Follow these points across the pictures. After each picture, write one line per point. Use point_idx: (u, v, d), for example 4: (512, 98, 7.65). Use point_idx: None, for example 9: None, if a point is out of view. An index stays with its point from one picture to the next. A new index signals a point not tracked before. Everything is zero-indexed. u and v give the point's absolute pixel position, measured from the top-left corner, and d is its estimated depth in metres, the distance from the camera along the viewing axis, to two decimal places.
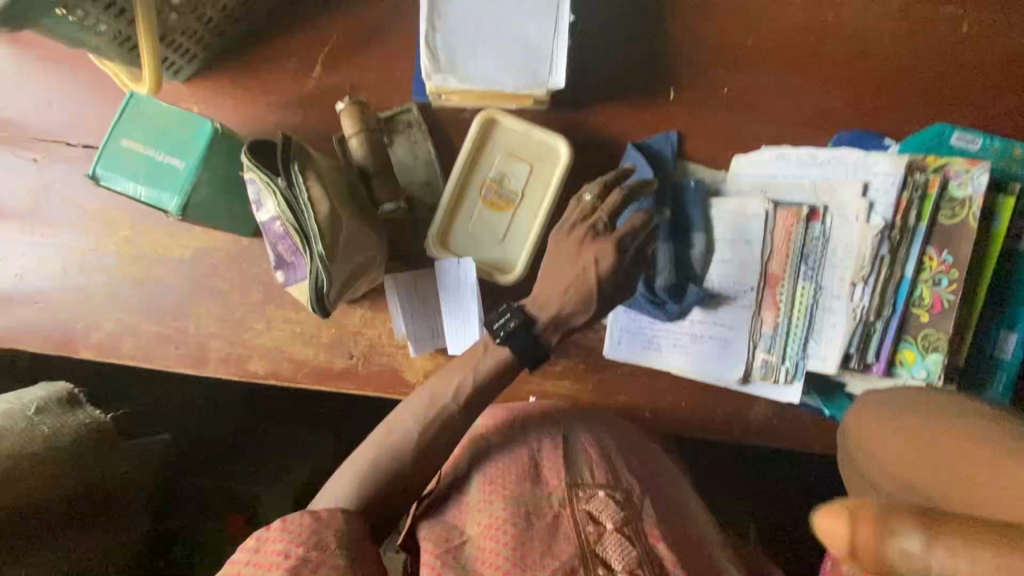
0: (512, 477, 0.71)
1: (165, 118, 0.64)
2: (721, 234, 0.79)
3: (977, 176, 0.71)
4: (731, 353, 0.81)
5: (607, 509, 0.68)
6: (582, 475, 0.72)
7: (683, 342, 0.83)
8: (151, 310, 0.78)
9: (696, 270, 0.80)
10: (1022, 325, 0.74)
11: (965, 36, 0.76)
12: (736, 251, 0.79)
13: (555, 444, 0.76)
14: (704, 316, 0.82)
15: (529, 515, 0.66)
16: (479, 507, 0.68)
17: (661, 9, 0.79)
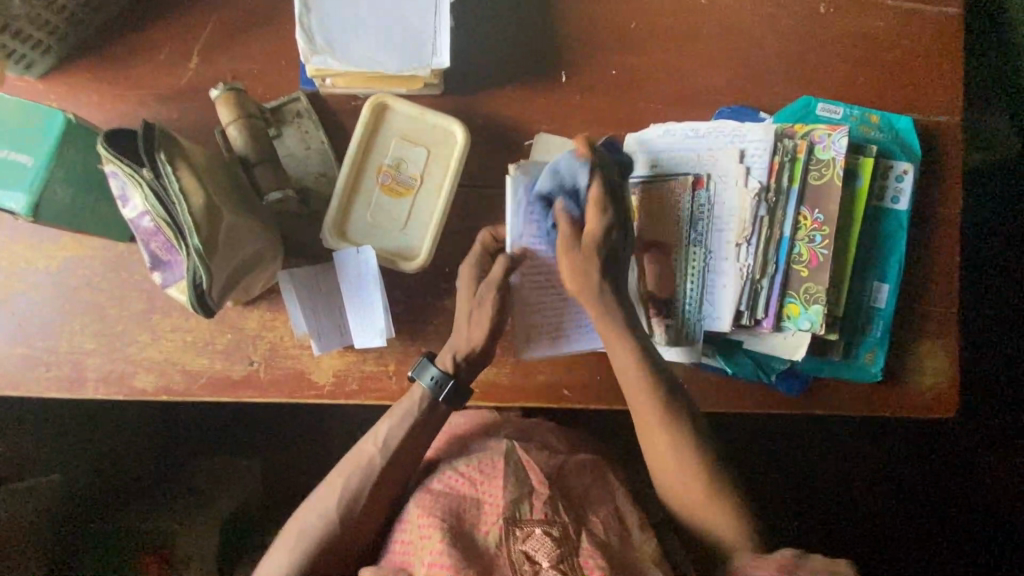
0: (449, 511, 0.77)
1: (5, 113, 0.64)
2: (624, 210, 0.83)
3: (838, 140, 0.80)
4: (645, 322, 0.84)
5: (543, 548, 0.72)
6: (520, 510, 0.76)
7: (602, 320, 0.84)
8: (18, 330, 0.79)
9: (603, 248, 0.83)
10: (890, 277, 0.90)
11: (788, 36, 0.93)
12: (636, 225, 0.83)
13: (496, 473, 0.80)
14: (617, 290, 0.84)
15: (467, 552, 0.72)
16: (420, 543, 0.75)
17: (534, 8, 0.88)
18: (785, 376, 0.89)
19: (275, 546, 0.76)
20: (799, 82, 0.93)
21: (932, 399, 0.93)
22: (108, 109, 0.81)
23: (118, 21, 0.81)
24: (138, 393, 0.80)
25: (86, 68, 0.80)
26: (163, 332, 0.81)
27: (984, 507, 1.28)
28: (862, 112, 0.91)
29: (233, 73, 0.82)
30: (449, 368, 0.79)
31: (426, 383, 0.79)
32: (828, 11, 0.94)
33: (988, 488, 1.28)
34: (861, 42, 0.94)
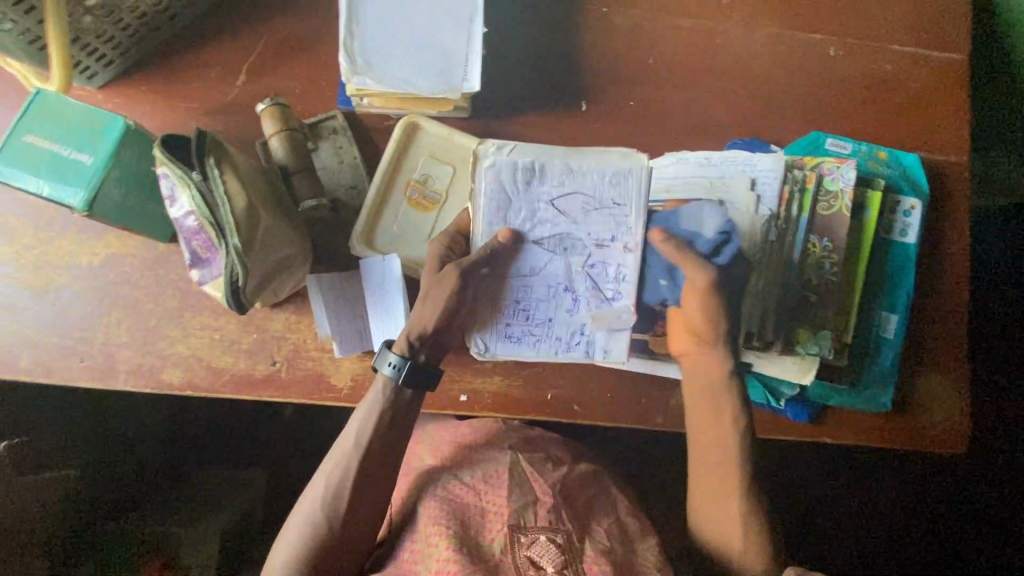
0: (455, 520, 0.78)
1: (72, 118, 0.69)
2: (577, 219, 0.77)
3: (846, 172, 0.84)
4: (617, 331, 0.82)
5: (547, 555, 0.74)
6: (524, 517, 0.77)
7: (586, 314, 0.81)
8: (56, 320, 0.83)
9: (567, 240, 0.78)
10: (899, 308, 0.92)
11: (800, 75, 0.98)
12: (585, 227, 0.77)
13: (499, 482, 0.82)
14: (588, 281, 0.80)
15: (471, 555, 0.74)
16: (428, 549, 0.77)
17: (560, 41, 0.94)
18: (793, 402, 0.90)
19: (285, 544, 0.77)
20: (808, 118, 0.97)
21: (942, 432, 0.93)
22: (159, 119, 0.87)
23: (175, 40, 0.87)
24: (165, 386, 0.84)
25: (142, 82, 0.87)
26: (193, 329, 0.84)
27: (983, 536, 1.31)
28: (870, 149, 0.95)
29: (277, 91, 0.88)
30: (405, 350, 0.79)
31: (387, 370, 0.79)
32: (837, 53, 0.99)
33: (983, 517, 1.31)
34: (870, 82, 0.99)
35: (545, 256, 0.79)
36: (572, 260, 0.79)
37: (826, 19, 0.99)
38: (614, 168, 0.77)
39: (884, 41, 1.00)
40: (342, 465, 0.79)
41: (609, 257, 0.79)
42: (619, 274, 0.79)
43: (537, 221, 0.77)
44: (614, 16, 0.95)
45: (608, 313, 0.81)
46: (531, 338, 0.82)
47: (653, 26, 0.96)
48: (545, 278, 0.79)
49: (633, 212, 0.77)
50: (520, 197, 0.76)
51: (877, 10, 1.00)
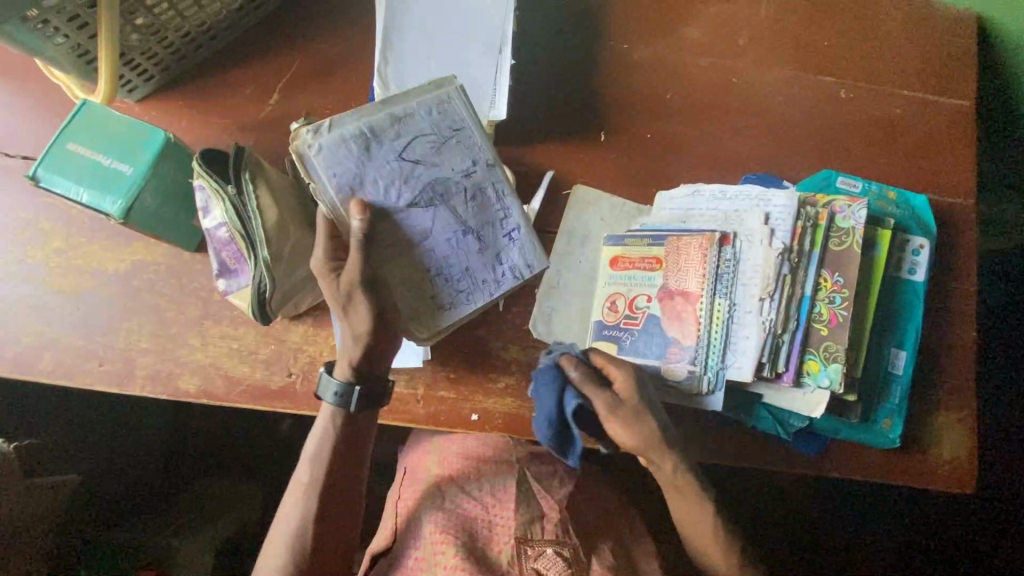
0: (462, 531, 0.79)
1: (114, 129, 0.72)
2: (422, 155, 0.71)
3: (857, 211, 0.86)
4: (522, 257, 0.75)
5: (553, 567, 0.74)
6: (531, 531, 0.78)
7: (485, 273, 0.75)
8: (78, 322, 0.85)
9: (432, 199, 0.72)
10: (908, 345, 0.93)
11: (811, 115, 1.01)
12: (435, 159, 0.71)
13: (507, 498, 0.83)
14: (457, 220, 0.73)
15: (480, 565, 0.75)
16: (433, 558, 0.77)
17: (582, 73, 0.98)
18: (801, 434, 0.90)
19: (272, 547, 0.77)
20: (820, 157, 1.00)
21: (950, 471, 0.93)
22: (194, 132, 0.90)
23: (213, 58, 0.91)
24: (181, 393, 0.84)
25: (179, 97, 0.90)
26: (212, 338, 0.86)
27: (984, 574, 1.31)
28: (880, 188, 0.98)
29: (308, 111, 0.91)
30: (348, 378, 0.76)
31: (331, 400, 0.77)
32: (847, 95, 1.03)
33: (985, 555, 1.31)
34: (880, 125, 1.02)
35: (424, 212, 0.72)
36: (452, 201, 0.73)
37: (838, 63, 1.03)
38: (433, 98, 0.71)
39: (894, 86, 1.03)
40: (323, 468, 0.78)
41: (481, 180, 0.73)
42: (501, 190, 0.74)
43: (400, 184, 0.70)
44: (635, 52, 0.99)
45: (517, 245, 0.76)
46: (459, 298, 0.75)
47: (671, 64, 1.00)
48: (433, 239, 0.73)
49: (475, 130, 0.72)
50: (369, 165, 0.69)
51: (888, 56, 1.04)
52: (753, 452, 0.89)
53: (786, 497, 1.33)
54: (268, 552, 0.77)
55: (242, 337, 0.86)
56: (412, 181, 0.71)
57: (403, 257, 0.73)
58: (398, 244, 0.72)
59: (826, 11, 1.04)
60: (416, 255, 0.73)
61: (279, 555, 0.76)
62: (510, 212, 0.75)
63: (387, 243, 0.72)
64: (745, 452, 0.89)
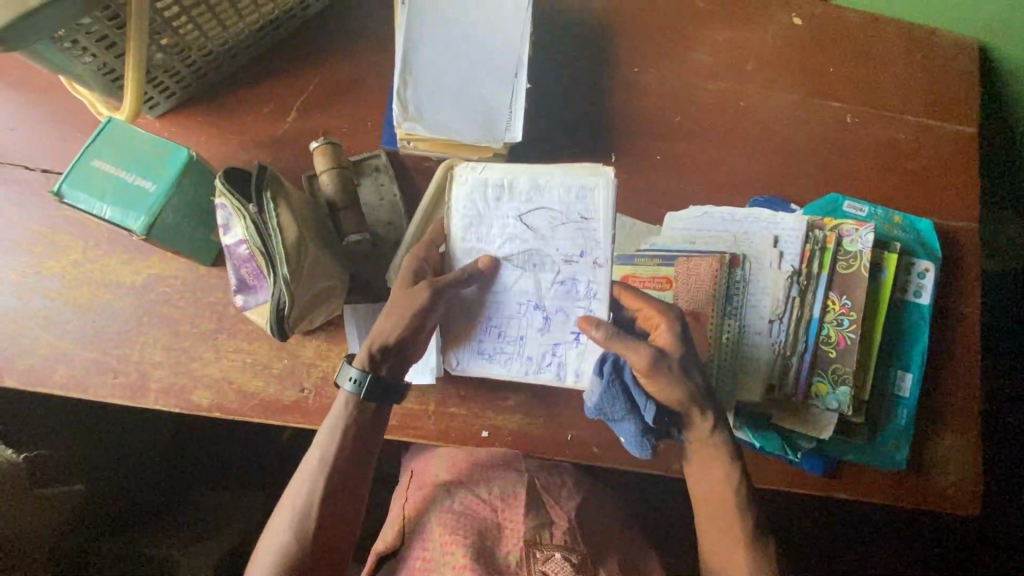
0: (471, 532, 0.79)
1: (138, 147, 0.73)
2: (541, 226, 0.75)
3: (864, 235, 0.88)
4: (581, 355, 0.79)
5: (561, 570, 0.73)
6: (540, 535, 0.79)
7: (549, 352, 0.80)
8: (92, 335, 0.85)
9: (529, 265, 0.77)
10: (914, 366, 0.94)
11: (817, 139, 1.03)
12: (545, 233, 0.75)
13: (517, 503, 0.84)
14: (544, 299, 0.78)
15: (487, 565, 0.75)
16: (442, 559, 0.77)
17: (594, 95, 1.00)
18: (809, 455, 0.91)
19: (268, 545, 0.73)
20: (826, 180, 1.02)
21: (957, 492, 0.94)
22: (213, 148, 0.91)
23: (233, 76, 0.93)
24: (193, 407, 0.85)
25: (198, 113, 0.92)
26: (226, 352, 0.86)
27: None
28: (886, 212, 0.99)
29: (325, 129, 0.93)
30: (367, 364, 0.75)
31: (349, 386, 0.75)
32: (853, 120, 1.04)
33: None
34: (885, 150, 1.04)
35: (513, 272, 0.77)
36: (542, 277, 0.77)
37: (844, 88, 1.06)
38: (580, 182, 0.73)
39: (898, 112, 1.06)
40: (333, 463, 0.75)
41: (580, 273, 0.76)
42: (592, 291, 0.76)
43: (505, 239, 0.76)
44: (645, 76, 1.02)
45: (580, 343, 0.79)
46: (501, 355, 0.81)
47: (681, 88, 1.02)
48: (515, 295, 0.78)
49: (600, 228, 0.74)
50: (488, 213, 0.75)
51: (892, 82, 1.06)
52: (761, 471, 0.89)
53: (791, 516, 1.33)
54: (264, 548, 0.74)
55: (255, 352, 0.86)
56: (517, 241, 0.76)
57: (463, 300, 0.79)
58: (475, 287, 0.78)
59: (832, 38, 1.07)
60: (483, 302, 0.79)
61: (277, 553, 0.73)
62: (589, 313, 0.77)
63: (465, 298, 0.79)
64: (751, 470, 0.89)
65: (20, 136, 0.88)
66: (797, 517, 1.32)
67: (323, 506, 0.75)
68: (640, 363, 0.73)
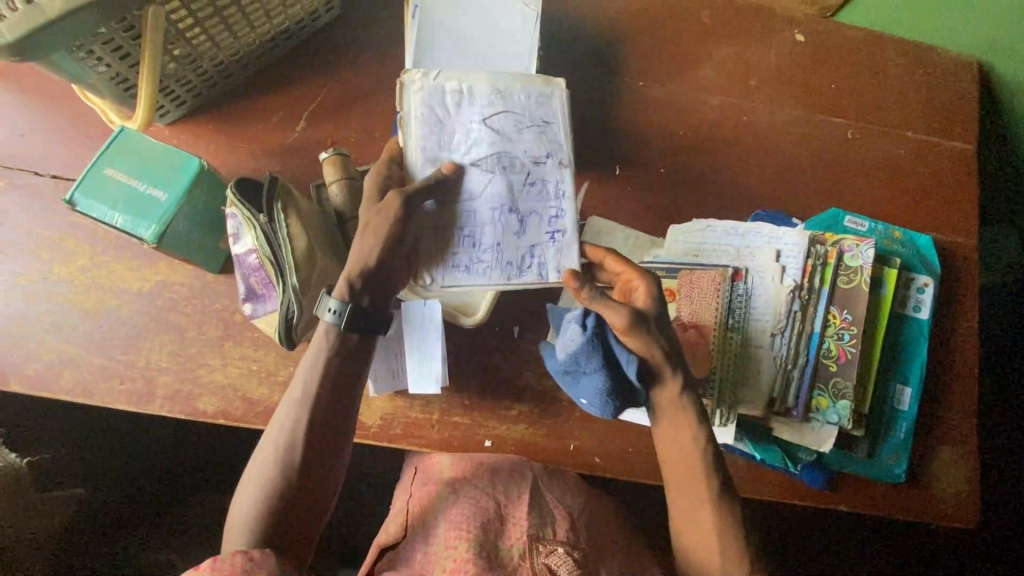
0: (475, 523, 0.78)
1: (150, 155, 0.74)
2: (507, 129, 0.80)
3: (865, 250, 0.89)
4: (558, 255, 0.80)
5: (564, 564, 0.73)
6: (544, 531, 0.78)
7: (529, 255, 0.80)
8: (98, 340, 0.86)
9: (498, 169, 0.79)
10: (913, 381, 0.95)
11: (818, 153, 1.05)
12: (511, 135, 0.80)
13: (522, 499, 0.82)
14: (515, 201, 0.80)
15: (489, 560, 0.73)
16: (443, 552, 0.76)
17: (599, 108, 1.01)
18: (809, 467, 0.92)
19: (245, 491, 0.70)
20: (827, 196, 1.04)
21: (954, 505, 0.95)
22: (222, 157, 0.92)
23: (242, 85, 0.93)
24: (199, 413, 0.85)
25: (208, 121, 0.92)
26: (232, 359, 0.87)
27: None
28: (886, 227, 1.01)
29: (334, 139, 0.94)
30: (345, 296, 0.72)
31: (330, 318, 0.72)
32: (854, 136, 1.06)
33: None
34: (885, 166, 1.05)
35: (483, 179, 0.79)
36: (512, 179, 0.80)
37: (846, 104, 1.07)
38: (539, 89, 0.82)
39: (898, 128, 1.07)
40: (314, 406, 0.72)
41: (548, 174, 0.81)
42: (561, 191, 0.81)
43: (471, 145, 0.79)
44: (649, 90, 1.03)
45: (556, 243, 0.80)
46: (478, 266, 0.79)
47: (684, 102, 1.04)
48: (486, 201, 0.79)
49: (560, 128, 0.82)
50: (451, 120, 0.79)
51: (892, 99, 1.08)
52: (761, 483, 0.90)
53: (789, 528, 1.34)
54: (241, 494, 0.70)
55: (261, 359, 0.87)
56: (486, 145, 0.79)
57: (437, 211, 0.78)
58: (445, 198, 0.78)
59: (834, 55, 1.08)
60: (456, 211, 0.79)
61: (255, 500, 0.68)
62: (560, 210, 0.80)
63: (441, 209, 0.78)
64: (749, 483, 0.90)
65: (29, 141, 0.89)
66: (794, 527, 1.34)
67: (305, 454, 0.70)
68: (622, 323, 0.71)
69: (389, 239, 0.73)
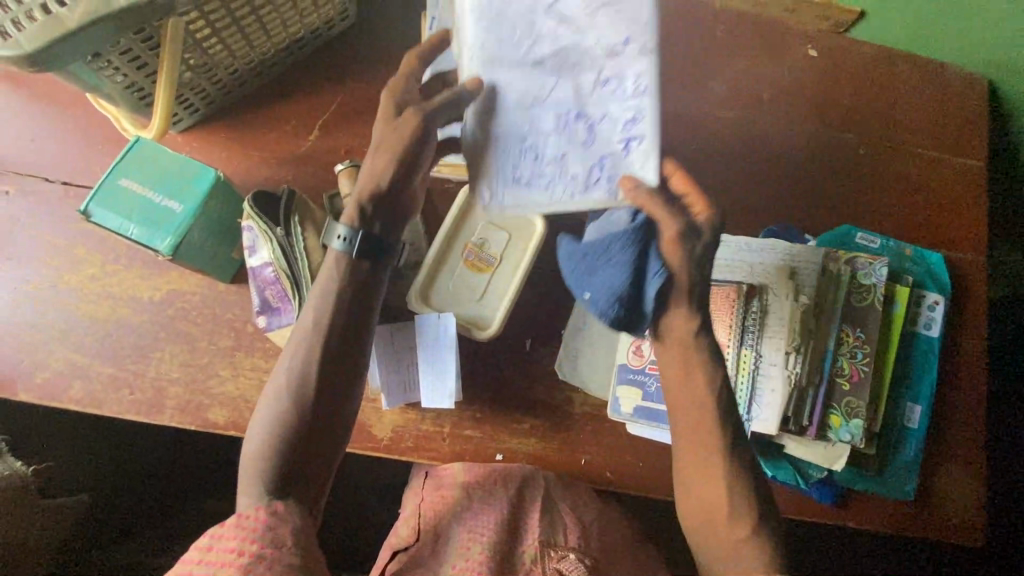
0: (497, 527, 0.82)
1: (166, 166, 0.74)
2: (575, 18, 0.67)
3: (878, 268, 0.89)
4: (635, 166, 0.69)
5: (575, 569, 0.75)
6: (556, 537, 0.81)
7: (597, 169, 0.70)
8: (108, 349, 0.85)
9: (565, 66, 0.68)
10: (922, 399, 0.96)
11: (830, 168, 1.05)
12: (580, 27, 0.67)
13: (535, 504, 0.85)
14: (586, 103, 0.68)
15: (501, 564, 0.77)
16: (457, 552, 0.80)
17: None
18: (820, 484, 0.92)
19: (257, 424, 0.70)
20: (839, 212, 1.04)
21: (962, 524, 0.95)
22: (235, 165, 0.92)
23: (256, 93, 0.93)
24: (209, 424, 0.84)
25: (221, 129, 0.92)
26: (243, 370, 0.86)
27: None
28: (897, 244, 1.01)
29: (348, 148, 0.93)
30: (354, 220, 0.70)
31: (337, 244, 0.70)
32: (866, 151, 1.06)
33: None
34: (897, 182, 1.06)
35: (547, 79, 0.68)
36: (581, 80, 0.68)
37: (858, 119, 1.07)
38: None
39: (909, 144, 1.07)
40: (326, 331, 0.70)
41: (626, 68, 0.67)
42: (642, 86, 0.67)
43: (535, 40, 0.67)
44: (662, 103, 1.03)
45: (631, 154, 0.69)
46: (539, 182, 0.71)
47: (697, 116, 1.04)
48: (552, 106, 0.69)
49: (643, 5, 0.66)
50: (511, 11, 0.66)
51: (905, 116, 1.08)
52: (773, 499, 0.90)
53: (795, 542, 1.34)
54: (253, 429, 0.70)
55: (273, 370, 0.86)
56: (552, 40, 0.67)
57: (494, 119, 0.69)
58: (502, 105, 0.69)
59: (847, 71, 1.08)
60: (514, 121, 0.69)
61: (269, 429, 0.68)
62: (639, 112, 0.67)
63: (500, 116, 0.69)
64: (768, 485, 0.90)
65: (40, 147, 0.88)
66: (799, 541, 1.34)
67: (319, 385, 0.69)
68: (669, 234, 0.69)
69: (405, 153, 0.69)
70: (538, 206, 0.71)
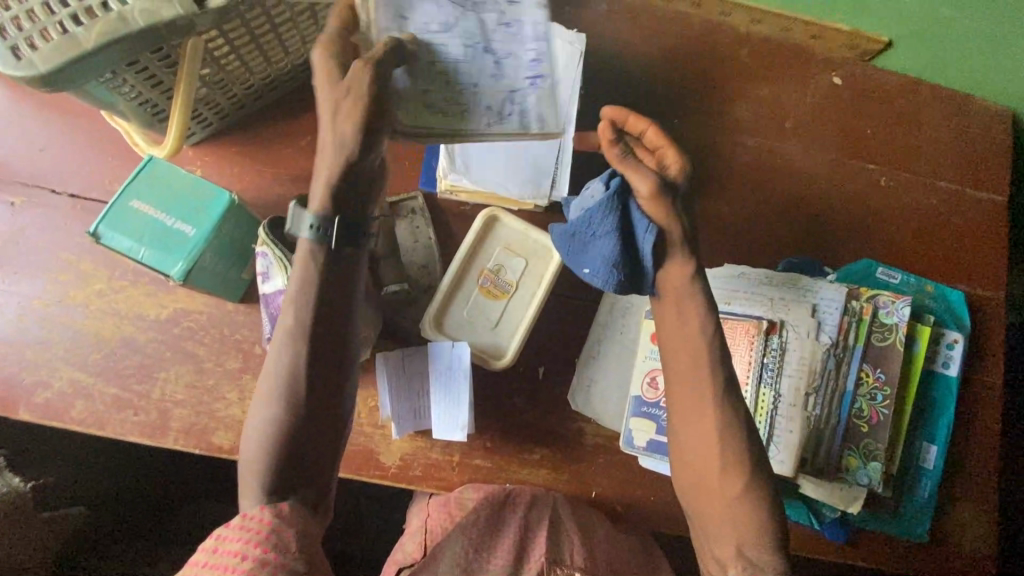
0: (509, 552, 0.80)
1: (180, 188, 0.72)
2: None
3: (900, 307, 0.88)
4: (544, 101, 0.73)
5: None
6: (563, 555, 0.78)
7: (513, 100, 0.71)
8: (112, 368, 0.83)
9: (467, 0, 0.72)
10: (939, 440, 0.94)
11: (851, 199, 1.03)
12: None
13: (542, 522, 0.82)
14: (490, 41, 0.72)
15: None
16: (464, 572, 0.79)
17: None
18: (833, 522, 0.91)
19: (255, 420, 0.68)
20: (859, 244, 1.02)
21: (974, 565, 0.94)
22: (247, 181, 0.89)
23: (269, 108, 0.91)
24: (215, 449, 0.82)
25: (233, 144, 0.90)
26: (250, 394, 0.84)
27: None
28: (918, 281, 1.00)
29: None
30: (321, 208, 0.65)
31: (307, 236, 0.65)
32: (887, 182, 1.05)
33: None
34: (918, 215, 1.04)
35: (455, 11, 0.71)
36: (484, 18, 0.72)
37: (881, 149, 1.06)
38: None
39: (930, 176, 1.06)
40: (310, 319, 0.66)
41: (524, 16, 0.74)
42: (538, 32, 0.74)
43: None
44: (682, 128, 1.02)
45: (537, 90, 0.73)
46: (456, 109, 0.69)
47: (717, 142, 1.02)
48: (461, 35, 0.70)
49: None
50: None
51: (928, 147, 1.06)
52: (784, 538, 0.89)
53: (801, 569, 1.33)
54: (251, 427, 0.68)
55: None
56: None
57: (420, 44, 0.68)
58: (415, 27, 0.68)
59: (872, 101, 1.06)
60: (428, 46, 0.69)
61: (264, 432, 0.66)
62: (540, 53, 0.74)
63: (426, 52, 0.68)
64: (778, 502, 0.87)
65: (48, 159, 0.86)
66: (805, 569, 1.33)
67: (310, 381, 0.66)
68: (646, 190, 0.70)
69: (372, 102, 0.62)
70: (464, 135, 0.68)
